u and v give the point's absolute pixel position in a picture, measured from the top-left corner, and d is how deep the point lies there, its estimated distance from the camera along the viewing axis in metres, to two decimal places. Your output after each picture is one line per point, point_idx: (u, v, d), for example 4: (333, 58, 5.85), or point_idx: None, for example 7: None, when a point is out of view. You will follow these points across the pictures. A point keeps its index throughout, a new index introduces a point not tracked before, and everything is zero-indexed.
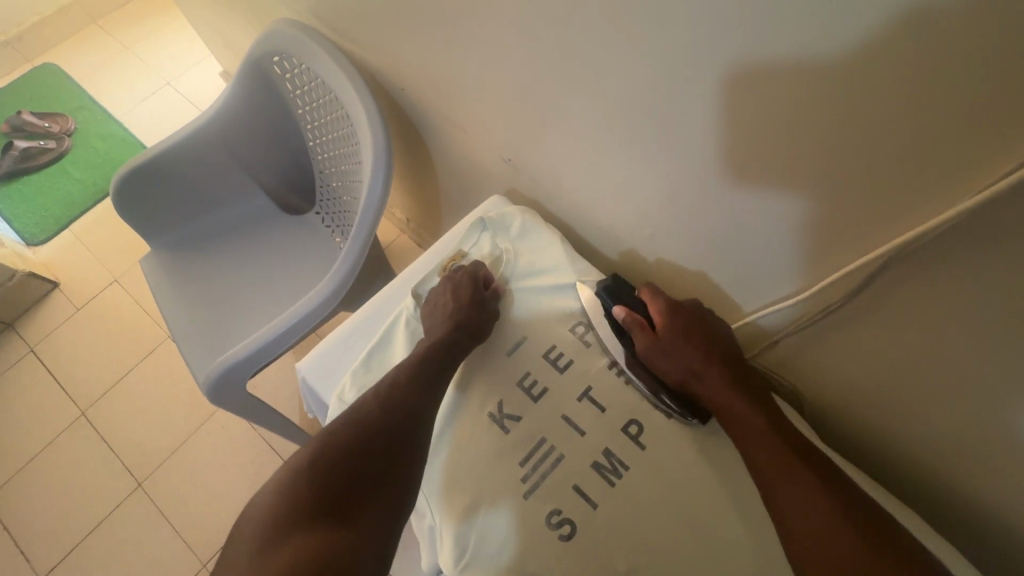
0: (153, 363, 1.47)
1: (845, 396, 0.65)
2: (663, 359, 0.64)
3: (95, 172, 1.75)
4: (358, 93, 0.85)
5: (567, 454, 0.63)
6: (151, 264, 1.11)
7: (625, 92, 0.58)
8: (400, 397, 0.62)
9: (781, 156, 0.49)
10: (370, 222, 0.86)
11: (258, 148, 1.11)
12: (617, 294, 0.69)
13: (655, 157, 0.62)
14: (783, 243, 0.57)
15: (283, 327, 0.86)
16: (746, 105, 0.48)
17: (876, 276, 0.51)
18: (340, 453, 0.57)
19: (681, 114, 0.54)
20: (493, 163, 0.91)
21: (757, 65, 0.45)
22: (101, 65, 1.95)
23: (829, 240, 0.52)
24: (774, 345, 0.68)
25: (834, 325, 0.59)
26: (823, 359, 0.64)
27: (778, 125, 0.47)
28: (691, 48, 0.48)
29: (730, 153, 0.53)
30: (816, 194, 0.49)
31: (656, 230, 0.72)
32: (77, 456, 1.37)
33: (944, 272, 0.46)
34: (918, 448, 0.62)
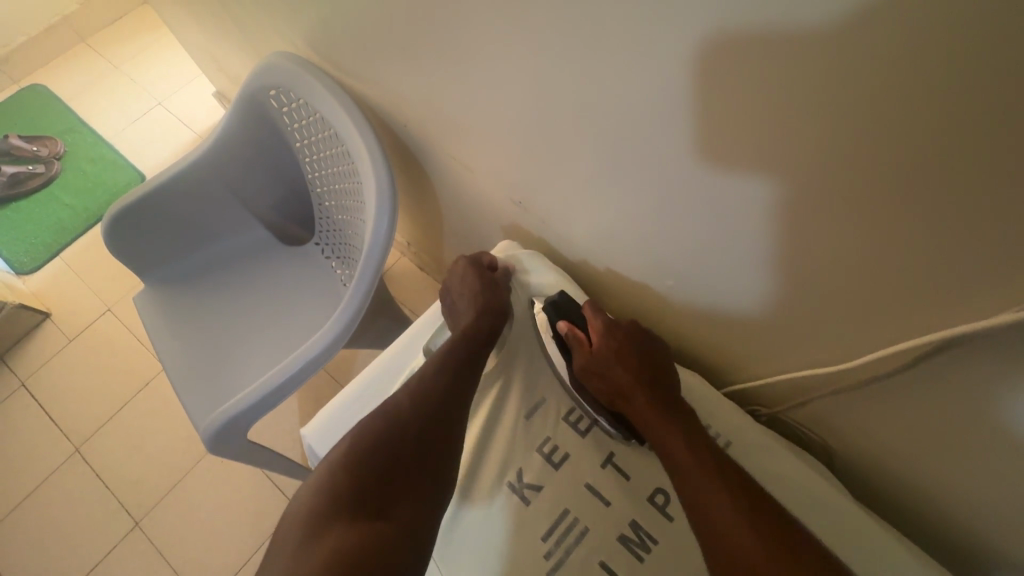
0: (148, 396, 1.43)
1: (877, 455, 0.63)
2: (596, 374, 0.66)
3: (85, 196, 1.71)
4: (360, 133, 0.82)
5: (591, 526, 0.60)
6: (145, 302, 1.07)
7: (648, 150, 0.54)
8: (431, 391, 0.65)
9: (822, 226, 0.46)
10: (375, 264, 0.83)
11: (254, 181, 1.07)
12: (563, 308, 0.71)
13: (679, 213, 0.58)
14: (822, 307, 0.54)
15: (286, 376, 0.82)
16: (781, 177, 0.45)
17: (933, 353, 0.48)
18: (385, 435, 0.60)
19: (708, 176, 0.51)
20: (499, 201, 0.88)
21: (796, 139, 0.42)
22: (90, 85, 1.91)
23: (874, 309, 0.49)
24: (807, 401, 0.65)
25: (877, 390, 0.56)
26: (859, 419, 0.61)
27: (819, 199, 0.44)
28: (724, 117, 0.45)
29: (764, 217, 0.50)
30: (859, 266, 0.47)
31: (678, 281, 0.69)
32: (71, 495, 1.33)
33: (1002, 354, 0.43)
34: (955, 511, 0.59)
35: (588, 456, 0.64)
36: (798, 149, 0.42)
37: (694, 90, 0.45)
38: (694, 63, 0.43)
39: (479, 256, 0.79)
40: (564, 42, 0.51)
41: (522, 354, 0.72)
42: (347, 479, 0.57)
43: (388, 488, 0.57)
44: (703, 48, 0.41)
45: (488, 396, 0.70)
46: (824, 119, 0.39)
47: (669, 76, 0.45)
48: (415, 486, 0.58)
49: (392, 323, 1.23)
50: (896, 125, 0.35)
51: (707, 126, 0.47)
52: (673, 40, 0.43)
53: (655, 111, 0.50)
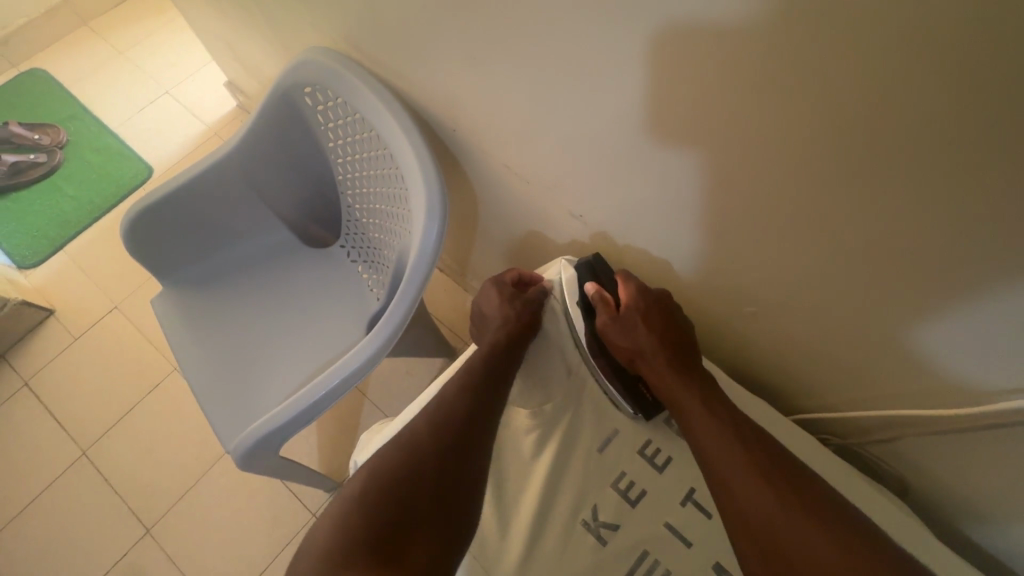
0: (158, 398, 1.38)
1: (961, 490, 0.60)
2: (619, 336, 0.67)
3: (89, 187, 1.64)
4: (407, 140, 0.77)
5: (673, 568, 0.57)
6: (165, 306, 1.03)
7: (756, 184, 0.50)
8: (452, 415, 0.62)
9: (971, 273, 0.42)
10: (421, 276, 0.78)
11: (281, 180, 1.02)
12: (594, 269, 0.70)
13: (776, 241, 0.54)
14: (942, 350, 0.50)
15: (322, 392, 0.78)
16: (912, 217, 0.42)
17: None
18: (407, 461, 0.58)
19: (817, 211, 0.48)
20: (552, 213, 0.83)
21: (938, 182, 0.38)
22: (93, 71, 1.83)
23: (1007, 356, 0.46)
24: (892, 438, 0.62)
25: (986, 437, 0.53)
26: (958, 459, 0.58)
27: (955, 241, 0.41)
28: (879, 157, 0.40)
29: (891, 255, 0.46)
30: (985, 310, 0.44)
31: (756, 306, 0.65)
32: (78, 500, 1.28)
33: None
34: None
35: (663, 492, 0.62)
36: (969, 196, 0.38)
37: (816, 125, 0.41)
38: (855, 98, 0.38)
39: (507, 272, 0.77)
40: (661, 63, 0.47)
41: (587, 379, 0.69)
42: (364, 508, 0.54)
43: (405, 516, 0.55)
44: (870, 85, 0.36)
45: (552, 425, 0.66)
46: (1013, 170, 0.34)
47: (788, 108, 0.42)
48: (438, 513, 0.56)
49: (422, 331, 1.19)
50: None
51: (838, 160, 0.43)
52: (804, 71, 0.38)
53: (778, 145, 0.45)
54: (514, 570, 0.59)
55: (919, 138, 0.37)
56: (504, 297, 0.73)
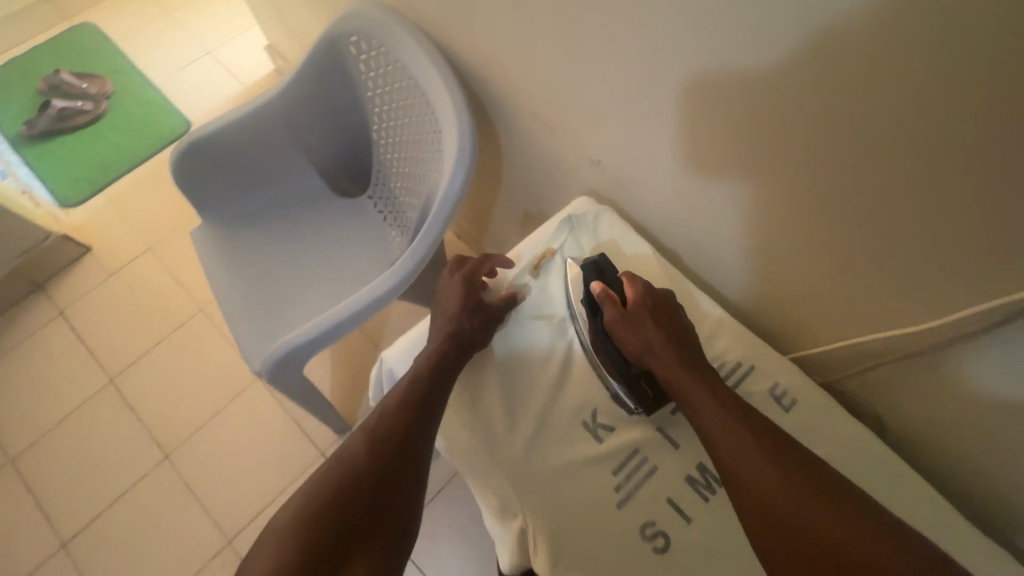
0: (183, 336, 1.46)
1: (933, 428, 0.64)
2: (628, 334, 0.61)
3: (130, 136, 1.73)
4: (444, 87, 0.83)
5: (661, 466, 0.59)
6: (204, 238, 1.10)
7: (766, 119, 0.55)
8: (391, 426, 0.59)
9: (942, 194, 0.47)
10: (446, 213, 0.84)
11: (319, 128, 1.09)
12: (600, 268, 0.66)
13: (780, 179, 0.59)
14: (919, 280, 0.54)
15: (348, 314, 0.84)
16: (891, 141, 0.47)
17: (1018, 316, 0.49)
18: (342, 483, 0.56)
19: (810, 143, 0.53)
20: (573, 164, 0.88)
21: (913, 104, 0.44)
22: (142, 30, 1.92)
23: (974, 277, 0.50)
24: (867, 370, 0.67)
25: (947, 358, 0.57)
26: (926, 387, 0.62)
27: (926, 162, 0.46)
28: (879, 83, 0.45)
29: (881, 184, 0.51)
30: (952, 231, 0.48)
31: (754, 251, 0.70)
32: (104, 423, 1.36)
33: None
34: (1004, 488, 0.61)
35: None
36: (937, 115, 0.43)
37: (811, 54, 0.47)
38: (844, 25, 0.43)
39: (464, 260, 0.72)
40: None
41: None
42: (301, 534, 0.53)
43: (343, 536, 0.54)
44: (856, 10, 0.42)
45: None
46: (990, 86, 0.39)
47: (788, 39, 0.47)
48: (376, 538, 0.54)
49: None
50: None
51: (829, 89, 0.48)
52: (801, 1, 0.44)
53: (790, 76, 0.50)
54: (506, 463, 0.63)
55: (911, 59, 0.41)
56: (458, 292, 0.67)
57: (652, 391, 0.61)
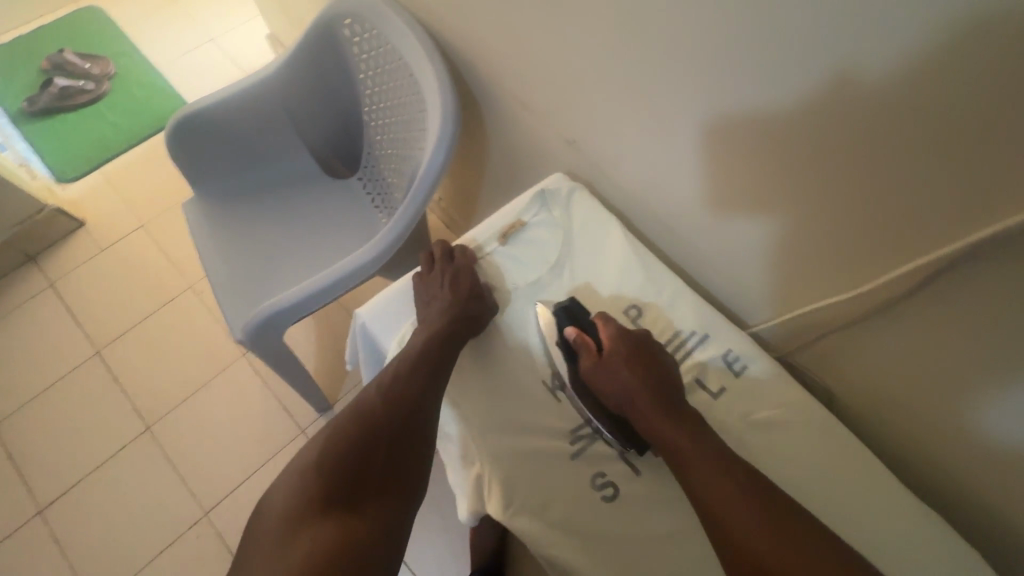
0: (171, 311, 1.48)
1: (874, 396, 0.68)
2: (606, 381, 0.60)
3: (130, 116, 1.76)
4: (430, 65, 0.87)
5: (615, 423, 0.62)
6: (194, 210, 1.12)
7: (726, 90, 0.58)
8: (398, 396, 0.61)
9: (878, 159, 0.50)
10: (426, 187, 0.87)
11: (313, 108, 1.12)
12: (572, 313, 0.65)
13: (738, 149, 0.62)
14: (859, 249, 0.58)
15: (328, 282, 0.87)
16: (833, 109, 0.51)
17: (940, 276, 0.52)
18: (330, 464, 0.58)
19: (765, 113, 0.57)
20: (551, 146, 0.91)
21: (849, 72, 0.47)
22: (146, 15, 1.96)
23: (905, 243, 0.53)
24: (813, 341, 0.71)
25: (884, 323, 0.61)
26: (868, 355, 0.65)
27: (863, 127, 0.50)
28: (823, 52, 0.48)
29: (824, 154, 0.54)
30: (886, 197, 0.52)
31: (712, 226, 0.74)
32: (88, 393, 1.38)
33: (989, 278, 0.49)
34: (943, 455, 0.64)
35: None
36: (870, 79, 0.47)
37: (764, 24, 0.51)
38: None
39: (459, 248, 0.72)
40: None
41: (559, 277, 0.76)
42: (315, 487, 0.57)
43: (352, 490, 0.57)
44: None
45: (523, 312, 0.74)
46: (914, 50, 0.42)
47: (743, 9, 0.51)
48: (384, 496, 0.57)
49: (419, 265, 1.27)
50: (984, 50, 0.39)
51: (778, 60, 0.52)
52: None
53: (747, 45, 0.53)
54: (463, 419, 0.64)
55: (845, 27, 0.45)
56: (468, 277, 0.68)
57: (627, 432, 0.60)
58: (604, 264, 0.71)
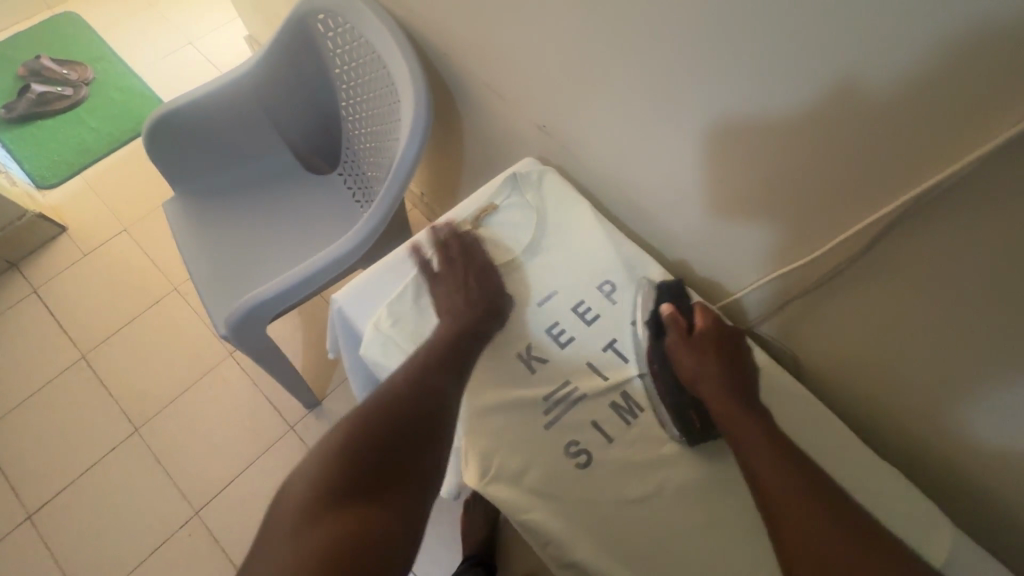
0: (156, 313, 1.48)
1: (839, 359, 0.71)
2: (689, 359, 0.61)
3: (109, 121, 1.75)
4: (401, 56, 0.88)
5: (588, 393, 0.64)
6: (175, 209, 1.13)
7: (685, 66, 0.61)
8: (428, 380, 0.59)
9: (826, 125, 0.53)
10: (402, 177, 0.89)
11: (290, 105, 1.13)
12: (675, 295, 0.66)
13: (700, 123, 0.65)
14: (815, 216, 0.61)
15: (308, 273, 0.88)
16: (784, 78, 0.53)
17: (888, 234, 0.55)
18: (368, 436, 0.54)
19: (722, 85, 0.59)
20: (524, 133, 0.93)
21: (796, 40, 0.50)
22: (122, 20, 1.96)
23: (857, 206, 0.56)
24: (781, 309, 0.74)
25: (838, 288, 0.64)
26: (827, 320, 0.69)
27: (813, 93, 0.52)
28: (770, 23, 0.51)
29: (777, 126, 0.57)
30: (837, 161, 0.55)
31: (678, 203, 0.76)
32: (75, 398, 1.38)
33: (933, 235, 0.52)
34: (906, 411, 0.67)
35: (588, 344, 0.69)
36: (815, 47, 0.49)
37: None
38: None
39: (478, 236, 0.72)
40: None
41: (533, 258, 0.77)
42: (341, 469, 0.51)
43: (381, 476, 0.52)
44: None
45: None
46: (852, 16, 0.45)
47: None
48: (413, 482, 0.53)
49: None
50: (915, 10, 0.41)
51: (731, 32, 0.54)
52: None
53: (701, 21, 0.56)
54: None
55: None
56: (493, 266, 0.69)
57: (699, 418, 0.60)
58: (576, 243, 0.72)
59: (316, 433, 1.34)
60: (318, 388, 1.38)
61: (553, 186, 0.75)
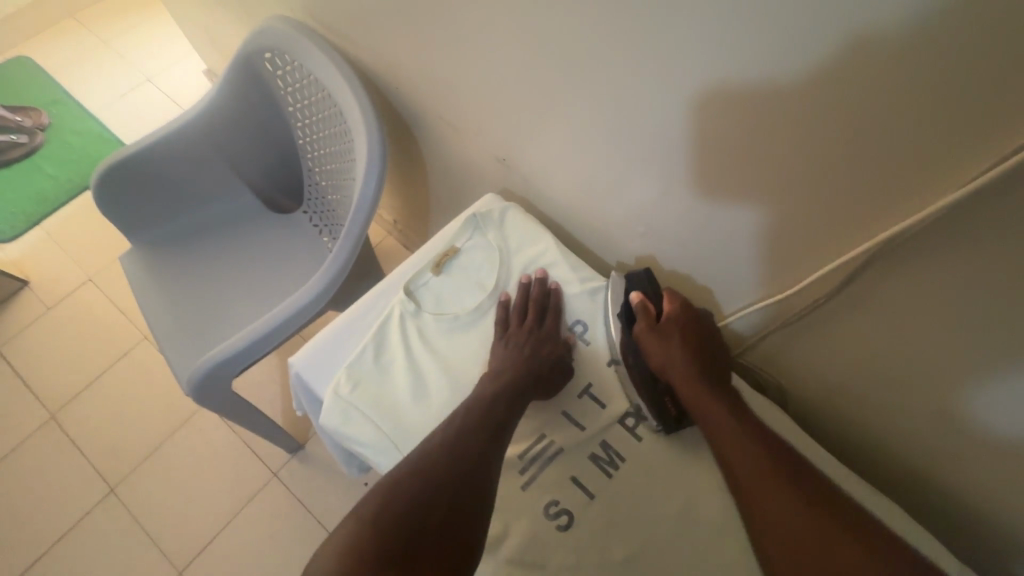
0: (127, 364, 1.43)
1: (828, 386, 0.68)
2: (655, 346, 0.62)
3: (68, 167, 1.70)
4: (353, 93, 0.84)
5: (565, 446, 0.61)
6: (133, 263, 1.08)
7: (644, 95, 0.57)
8: (476, 437, 0.55)
9: (796, 156, 0.49)
10: (362, 219, 0.85)
11: (246, 146, 1.09)
12: (640, 281, 0.66)
13: (664, 153, 0.61)
14: (792, 246, 0.57)
15: (270, 326, 0.84)
16: (745, 109, 0.50)
17: (869, 265, 0.52)
18: (416, 498, 0.50)
19: (682, 113, 0.56)
20: (488, 164, 0.90)
21: (755, 70, 0.46)
22: (77, 60, 1.91)
23: (835, 236, 0.53)
24: (764, 337, 0.70)
25: (819, 318, 0.61)
26: (809, 347, 0.66)
27: (775, 125, 0.49)
28: (728, 53, 0.47)
29: (737, 156, 0.54)
30: (810, 191, 0.51)
31: (649, 231, 0.73)
32: (46, 461, 1.32)
33: (918, 267, 0.49)
34: (901, 438, 0.64)
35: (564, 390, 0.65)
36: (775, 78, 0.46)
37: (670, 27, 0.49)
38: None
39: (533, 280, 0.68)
40: None
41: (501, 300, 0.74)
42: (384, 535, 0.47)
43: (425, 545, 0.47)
44: None
45: None
46: (815, 44, 0.41)
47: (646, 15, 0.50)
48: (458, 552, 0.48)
49: None
50: (880, 38, 0.38)
51: (689, 61, 0.50)
52: None
53: (656, 50, 0.52)
54: None
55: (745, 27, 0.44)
56: (553, 313, 0.67)
57: (674, 406, 0.62)
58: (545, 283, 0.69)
59: (301, 479, 1.30)
60: (300, 432, 1.33)
61: (516, 223, 0.72)
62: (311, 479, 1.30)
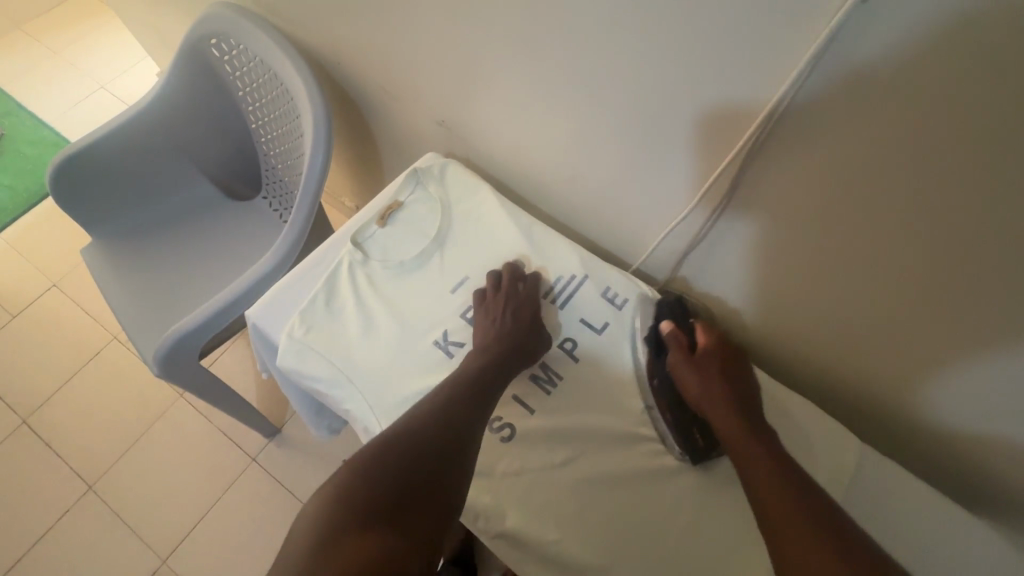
0: (97, 364, 1.43)
1: (743, 296, 0.77)
2: (689, 376, 0.63)
3: (24, 176, 1.69)
4: (296, 70, 0.88)
5: None
6: (94, 257, 1.10)
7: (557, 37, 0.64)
8: (459, 406, 0.57)
9: (678, 73, 0.57)
10: (314, 189, 0.89)
11: (201, 134, 1.12)
12: (675, 312, 0.70)
13: (581, 92, 0.68)
14: (692, 164, 0.65)
15: (232, 298, 0.87)
16: (637, 36, 0.57)
17: (745, 167, 0.60)
18: (398, 457, 0.50)
19: (589, 49, 0.62)
20: (433, 132, 0.95)
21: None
22: (25, 70, 1.89)
23: (718, 146, 0.61)
24: (684, 259, 0.79)
25: (723, 230, 0.70)
26: (725, 261, 0.74)
27: (659, 46, 0.56)
28: None
29: (636, 80, 0.61)
30: (694, 107, 0.59)
31: (578, 173, 0.81)
32: (20, 465, 1.32)
33: (784, 165, 0.57)
34: (804, 329, 0.74)
35: None
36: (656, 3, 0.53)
37: None
38: None
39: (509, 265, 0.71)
40: None
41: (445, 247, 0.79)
42: (365, 489, 0.47)
43: (405, 503, 0.48)
44: None
45: None
46: None
47: None
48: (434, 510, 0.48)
49: None
50: None
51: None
52: None
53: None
54: (367, 396, 0.63)
55: None
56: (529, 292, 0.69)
57: (704, 438, 0.63)
58: (484, 228, 0.74)
59: (281, 461, 1.33)
60: (276, 416, 1.37)
61: (455, 176, 0.77)
62: (291, 459, 1.33)
